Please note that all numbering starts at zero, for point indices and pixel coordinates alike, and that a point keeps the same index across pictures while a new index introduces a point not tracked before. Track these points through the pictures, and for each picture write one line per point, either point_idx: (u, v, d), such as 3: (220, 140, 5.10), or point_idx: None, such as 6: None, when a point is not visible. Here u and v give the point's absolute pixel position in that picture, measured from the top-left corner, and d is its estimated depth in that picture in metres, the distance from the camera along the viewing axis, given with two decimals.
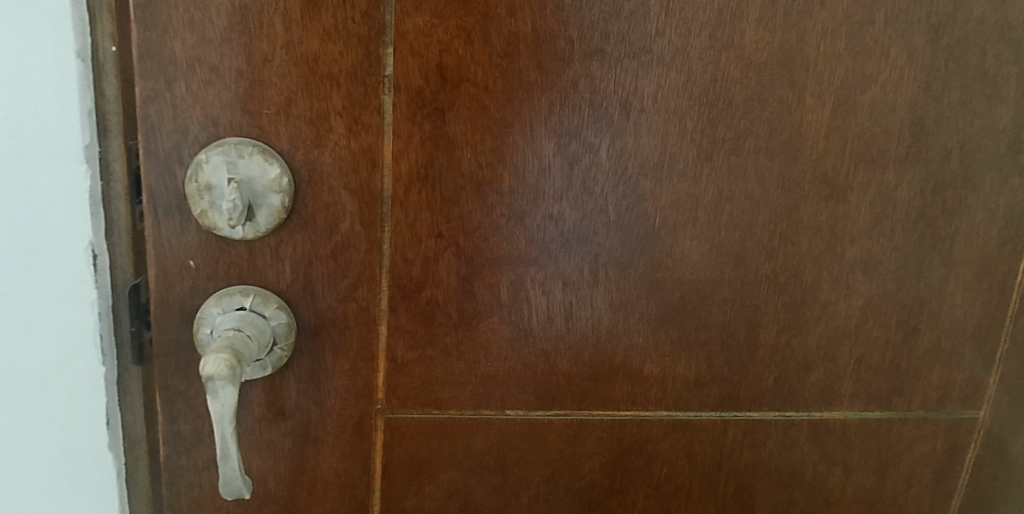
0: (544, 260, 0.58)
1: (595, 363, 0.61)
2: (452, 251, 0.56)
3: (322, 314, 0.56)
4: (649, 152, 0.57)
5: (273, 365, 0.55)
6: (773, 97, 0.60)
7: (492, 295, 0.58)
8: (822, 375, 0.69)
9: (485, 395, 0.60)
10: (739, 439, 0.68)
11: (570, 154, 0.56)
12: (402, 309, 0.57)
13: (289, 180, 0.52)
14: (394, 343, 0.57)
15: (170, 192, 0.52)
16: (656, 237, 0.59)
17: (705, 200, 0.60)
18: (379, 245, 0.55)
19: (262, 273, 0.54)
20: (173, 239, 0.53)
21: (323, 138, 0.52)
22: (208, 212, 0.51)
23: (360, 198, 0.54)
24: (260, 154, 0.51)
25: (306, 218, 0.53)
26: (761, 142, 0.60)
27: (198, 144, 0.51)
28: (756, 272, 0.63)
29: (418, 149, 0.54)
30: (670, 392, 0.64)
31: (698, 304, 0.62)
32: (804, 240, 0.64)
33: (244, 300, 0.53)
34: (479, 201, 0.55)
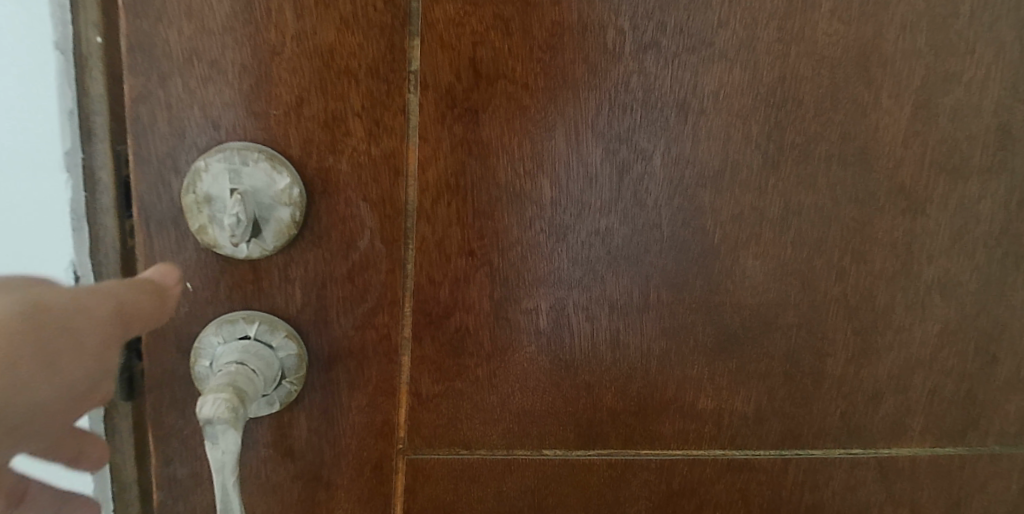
0: (588, 282, 0.51)
1: (643, 396, 0.54)
2: (486, 271, 0.49)
3: (338, 343, 0.49)
4: (708, 159, 0.50)
5: (281, 401, 0.48)
6: (846, 97, 0.53)
7: (530, 321, 0.51)
8: (893, 409, 0.62)
9: (520, 433, 0.53)
10: (801, 480, 0.61)
11: (620, 161, 0.49)
12: (427, 337, 0.50)
13: (301, 191, 0.45)
14: (418, 375, 0.51)
15: (165, 205, 0.45)
16: (714, 256, 0.52)
17: (770, 214, 0.53)
18: (402, 265, 0.48)
19: (269, 297, 0.47)
20: (167, 259, 0.46)
21: (339, 143, 0.45)
22: (209, 228, 0.44)
23: (382, 211, 0.47)
24: (267, 161, 0.44)
25: (320, 234, 0.47)
26: (833, 148, 0.53)
27: (195, 149, 0.44)
28: (824, 294, 0.56)
29: (447, 155, 0.47)
30: (727, 428, 0.57)
31: (760, 331, 0.55)
32: (876, 259, 0.57)
33: (248, 328, 0.47)
34: (517, 215, 0.49)
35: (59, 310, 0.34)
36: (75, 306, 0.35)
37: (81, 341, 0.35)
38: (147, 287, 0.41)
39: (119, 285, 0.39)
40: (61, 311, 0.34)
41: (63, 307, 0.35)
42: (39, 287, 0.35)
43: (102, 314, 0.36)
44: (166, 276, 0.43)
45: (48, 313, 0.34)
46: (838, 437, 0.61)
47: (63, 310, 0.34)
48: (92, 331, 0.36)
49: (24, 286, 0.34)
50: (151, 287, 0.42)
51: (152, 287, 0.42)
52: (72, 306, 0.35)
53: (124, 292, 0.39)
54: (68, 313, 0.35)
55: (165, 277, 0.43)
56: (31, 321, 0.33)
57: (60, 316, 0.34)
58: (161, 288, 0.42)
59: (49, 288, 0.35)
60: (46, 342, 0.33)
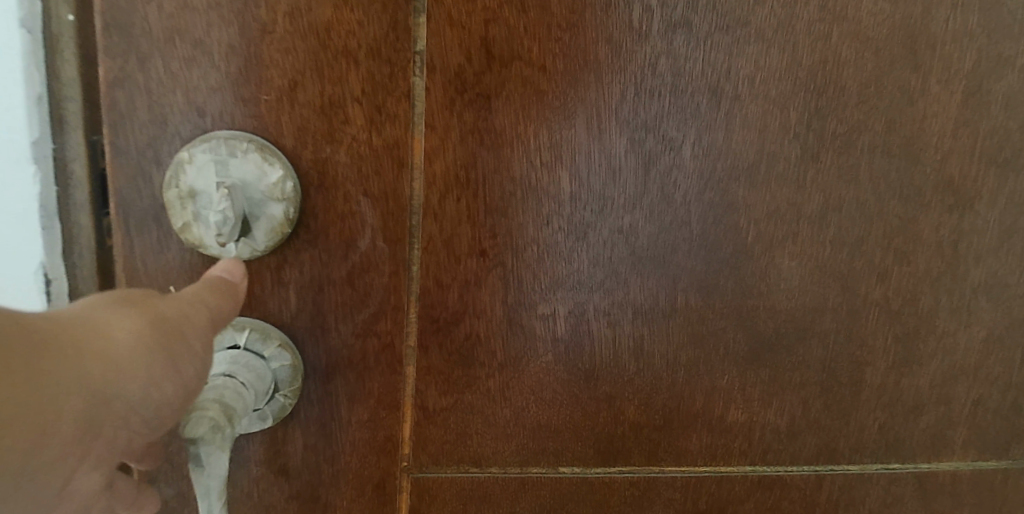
0: (611, 285, 0.46)
1: (668, 409, 0.50)
2: (498, 273, 0.45)
3: (336, 352, 0.45)
4: (742, 150, 0.46)
5: (275, 416, 0.44)
6: (891, 82, 0.48)
7: (547, 328, 0.46)
8: (938, 424, 0.57)
9: (535, 449, 0.49)
10: (835, 498, 0.56)
11: (646, 151, 0.44)
12: (435, 346, 0.45)
13: (294, 185, 0.41)
14: (425, 387, 0.46)
15: (144, 201, 0.41)
16: (747, 256, 0.48)
17: (809, 210, 0.48)
18: (407, 266, 0.44)
19: (261, 301, 0.43)
20: (148, 261, 0.42)
21: (337, 132, 0.41)
22: (193, 226, 0.40)
23: (384, 208, 0.43)
24: (257, 152, 0.40)
25: (317, 233, 0.42)
26: (878, 139, 0.49)
27: (178, 138, 0.40)
28: (865, 298, 0.52)
29: (457, 145, 0.42)
30: (758, 443, 0.53)
31: (795, 338, 0.51)
32: (920, 259, 0.52)
33: (237, 337, 0.42)
34: (533, 211, 0.44)
35: (167, 314, 0.31)
36: (180, 310, 0.32)
37: (197, 340, 0.32)
38: (222, 285, 0.36)
39: (200, 288, 0.35)
40: (169, 316, 0.31)
41: (169, 313, 0.31)
42: (142, 296, 0.31)
43: (203, 316, 0.33)
44: (232, 271, 0.38)
45: (159, 319, 0.30)
46: (877, 453, 0.56)
47: (170, 313, 0.31)
48: (201, 331, 0.32)
49: (124, 296, 0.30)
50: (224, 285, 0.36)
51: (225, 285, 0.36)
52: (177, 311, 0.32)
53: (209, 296, 0.35)
54: (177, 317, 0.31)
55: (233, 272, 0.38)
56: (148, 326, 0.30)
57: (170, 322, 0.31)
58: (230, 283, 0.37)
59: (150, 297, 0.31)
60: (170, 346, 0.30)
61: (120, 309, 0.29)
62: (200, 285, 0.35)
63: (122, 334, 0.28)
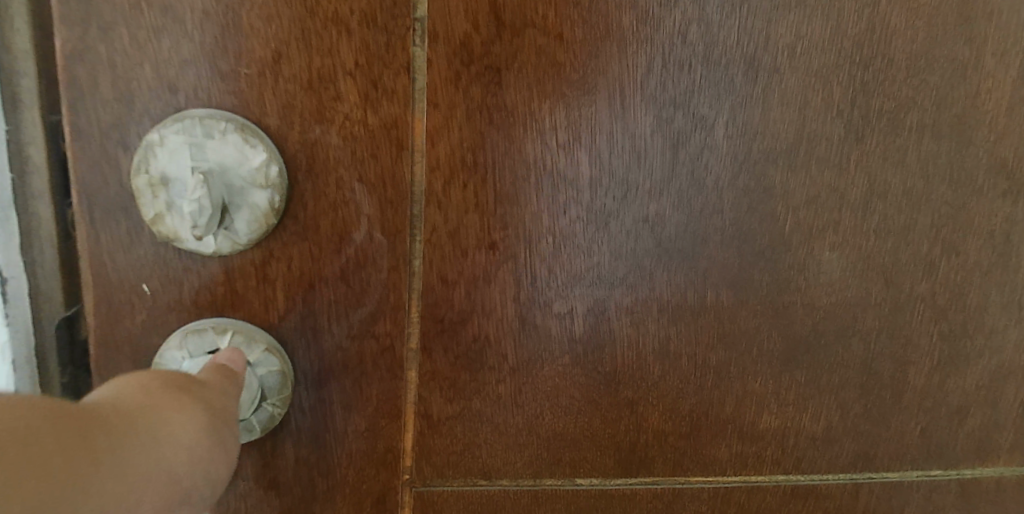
0: (634, 280, 0.42)
1: (695, 416, 0.46)
2: (510, 268, 0.40)
3: (330, 357, 0.40)
4: (780, 130, 0.41)
5: (262, 427, 0.39)
6: (944, 55, 0.43)
7: (563, 329, 0.42)
8: (984, 430, 0.52)
9: (551, 460, 0.45)
10: (872, 508, 0.52)
11: (674, 131, 0.40)
12: (439, 349, 0.41)
13: (280, 170, 0.36)
14: (428, 394, 0.42)
15: (111, 190, 0.36)
16: (784, 247, 0.43)
17: (851, 197, 0.44)
18: (407, 261, 0.39)
19: (245, 301, 0.38)
20: (118, 258, 0.37)
21: (328, 110, 0.36)
22: (166, 217, 0.35)
23: (382, 195, 0.38)
24: (238, 133, 0.35)
25: (306, 224, 0.38)
26: (926, 117, 0.43)
27: (147, 117, 0.35)
28: (910, 292, 0.47)
29: (463, 125, 0.38)
30: (791, 450, 0.48)
31: (834, 335, 0.46)
32: (971, 250, 0.47)
33: (218, 340, 0.38)
34: (548, 199, 0.40)
35: (196, 398, 0.30)
36: (206, 393, 0.31)
37: (225, 426, 0.31)
38: (231, 374, 0.35)
39: (214, 369, 0.34)
40: (200, 401, 0.30)
41: (199, 397, 0.30)
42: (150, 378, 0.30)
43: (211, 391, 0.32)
44: (235, 360, 0.36)
45: (194, 404, 0.29)
46: (919, 460, 0.51)
47: (199, 398, 0.30)
48: (226, 415, 0.31)
49: (155, 377, 0.30)
50: (231, 374, 0.35)
51: (234, 375, 0.35)
52: (204, 395, 0.31)
53: (228, 378, 0.34)
54: (207, 402, 0.31)
55: (238, 361, 0.36)
56: (182, 410, 0.28)
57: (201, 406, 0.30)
58: (237, 375, 0.36)
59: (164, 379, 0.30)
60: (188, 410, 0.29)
61: (148, 395, 0.28)
62: (212, 367, 0.35)
63: (160, 416, 0.27)
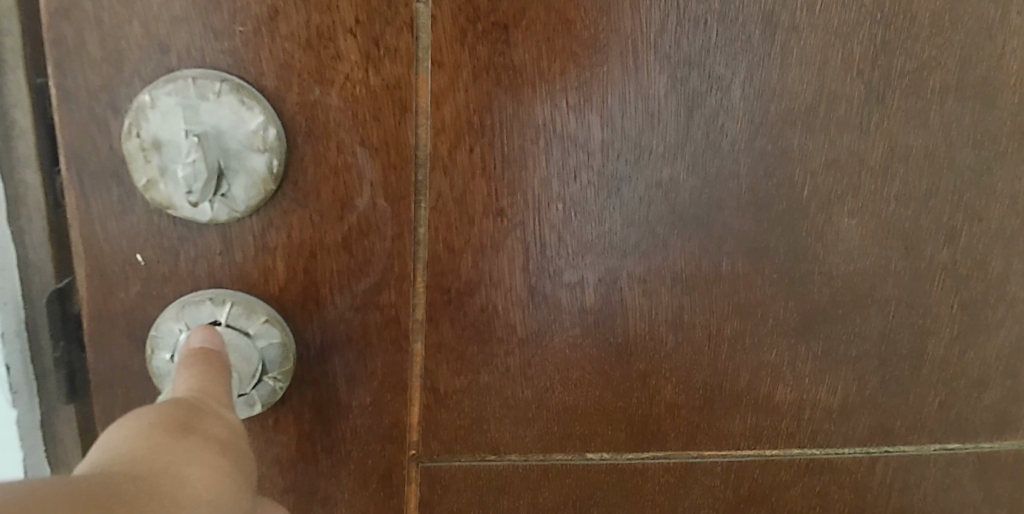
0: (647, 248, 0.40)
1: (709, 388, 0.44)
2: (518, 236, 0.39)
3: (333, 329, 0.39)
4: (799, 91, 0.40)
5: (263, 402, 0.38)
6: (971, 12, 0.40)
7: (573, 299, 0.41)
8: (1002, 401, 0.51)
9: (561, 435, 0.44)
10: (888, 482, 0.51)
11: (689, 91, 0.38)
12: (446, 321, 0.40)
13: (278, 134, 0.35)
14: (435, 367, 0.41)
15: (102, 156, 0.34)
16: (802, 212, 0.42)
17: (872, 162, 0.42)
18: (412, 229, 0.38)
19: (244, 272, 0.37)
20: (111, 227, 0.35)
21: (327, 69, 0.35)
22: (160, 183, 0.34)
23: (386, 160, 0.36)
24: (233, 94, 0.33)
25: (307, 191, 0.36)
26: (950, 77, 0.42)
27: (137, 78, 0.33)
28: (930, 261, 0.45)
29: (469, 85, 0.36)
30: (807, 424, 0.47)
31: (852, 306, 0.45)
32: (994, 217, 0.45)
33: (218, 312, 0.36)
34: (557, 164, 0.38)
35: (201, 440, 0.26)
36: (207, 428, 0.27)
37: (237, 458, 0.27)
38: (211, 357, 0.33)
39: (193, 378, 0.31)
40: (204, 439, 0.26)
41: (201, 435, 0.26)
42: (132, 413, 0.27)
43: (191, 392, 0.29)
44: (209, 338, 0.34)
45: (179, 410, 0.27)
46: (937, 432, 0.50)
47: (203, 437, 0.26)
48: (238, 445, 0.28)
49: (161, 428, 0.25)
50: (214, 360, 0.33)
51: (210, 354, 0.33)
52: (205, 430, 0.27)
53: (213, 388, 0.31)
54: (210, 437, 0.27)
55: (212, 339, 0.34)
56: (195, 458, 0.24)
57: (216, 450, 0.26)
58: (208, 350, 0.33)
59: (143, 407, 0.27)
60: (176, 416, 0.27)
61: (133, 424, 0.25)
62: (188, 371, 0.31)
63: (194, 483, 0.23)
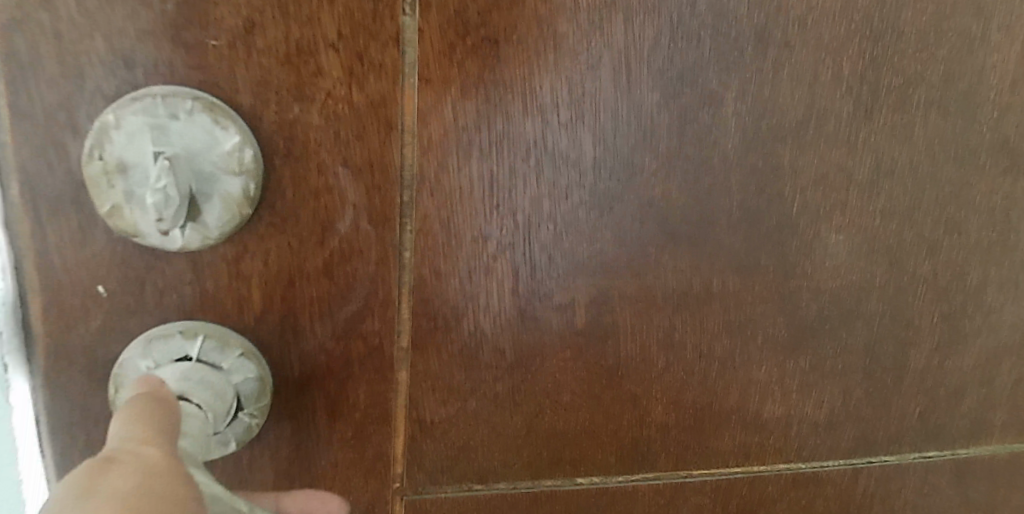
0: (639, 268, 0.39)
1: (700, 407, 0.44)
2: (508, 258, 0.37)
3: (312, 360, 0.36)
4: (789, 107, 0.39)
5: (238, 440, 0.35)
6: (953, 28, 0.41)
7: (565, 321, 0.39)
8: (979, 409, 0.51)
9: (551, 461, 0.42)
10: (871, 491, 0.51)
11: (682, 107, 0.37)
12: (432, 346, 0.38)
13: (255, 155, 0.33)
14: (421, 396, 0.39)
15: (58, 181, 0.31)
16: (792, 228, 0.41)
17: (859, 177, 0.42)
18: (397, 253, 0.36)
19: (216, 302, 0.34)
20: (69, 257, 0.33)
21: (307, 85, 0.33)
22: (125, 209, 0.31)
23: (370, 181, 0.34)
24: (207, 113, 0.31)
25: (285, 215, 0.34)
26: (933, 93, 0.42)
27: (97, 96, 0.31)
28: (913, 274, 0.45)
29: (458, 102, 0.34)
30: (794, 438, 0.47)
31: (838, 320, 0.45)
32: (973, 230, 0.46)
33: (188, 347, 0.34)
34: (549, 182, 0.37)
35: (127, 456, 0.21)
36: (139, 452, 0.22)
37: (182, 471, 0.21)
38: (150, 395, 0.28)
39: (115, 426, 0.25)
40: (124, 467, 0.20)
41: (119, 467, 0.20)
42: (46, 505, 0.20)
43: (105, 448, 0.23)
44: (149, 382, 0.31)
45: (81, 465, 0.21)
46: (918, 442, 0.51)
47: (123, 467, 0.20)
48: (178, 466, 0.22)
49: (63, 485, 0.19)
50: (161, 398, 0.28)
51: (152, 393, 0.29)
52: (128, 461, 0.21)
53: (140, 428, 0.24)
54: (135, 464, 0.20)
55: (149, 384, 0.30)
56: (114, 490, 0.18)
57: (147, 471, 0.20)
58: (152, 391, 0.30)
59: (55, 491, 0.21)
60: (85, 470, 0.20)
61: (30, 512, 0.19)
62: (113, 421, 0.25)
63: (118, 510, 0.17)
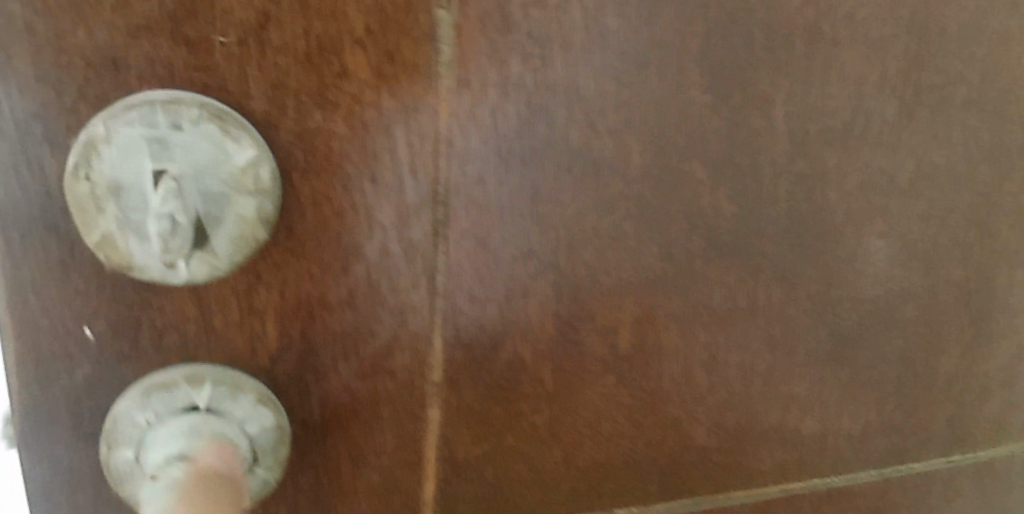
0: (684, 283, 0.36)
1: (741, 428, 0.41)
2: (550, 279, 0.34)
3: (334, 401, 0.32)
4: (836, 109, 0.37)
5: (255, 498, 0.31)
6: (993, 25, 0.39)
7: (607, 344, 0.36)
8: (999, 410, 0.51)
9: (590, 494, 0.39)
10: (899, 502, 0.50)
11: (731, 110, 0.35)
12: (467, 380, 0.34)
13: (270, 171, 0.28)
14: (454, 434, 0.35)
15: (34, 205, 0.26)
16: (835, 236, 0.39)
17: (900, 180, 0.40)
18: (430, 278, 0.32)
19: (224, 341, 0.30)
20: (49, 294, 0.27)
21: (331, 90, 0.28)
22: (118, 238, 0.27)
23: (401, 198, 0.30)
24: (214, 123, 0.27)
25: (304, 238, 0.30)
26: (972, 93, 0.40)
27: (83, 103, 0.26)
28: (948, 280, 0.44)
29: (499, 108, 0.31)
30: (829, 453, 0.45)
31: (877, 330, 0.43)
32: (1004, 232, 0.45)
33: (195, 396, 0.29)
34: (594, 195, 0.33)
35: None
36: None
37: None
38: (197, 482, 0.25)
39: None
40: None
41: None
42: None
43: None
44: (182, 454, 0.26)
45: None
46: (946, 449, 0.49)
47: None
48: None
49: None
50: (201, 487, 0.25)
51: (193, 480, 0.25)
52: None
53: None
54: None
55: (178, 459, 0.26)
56: None
57: None
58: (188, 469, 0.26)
59: None
60: None
61: None
62: None
63: None
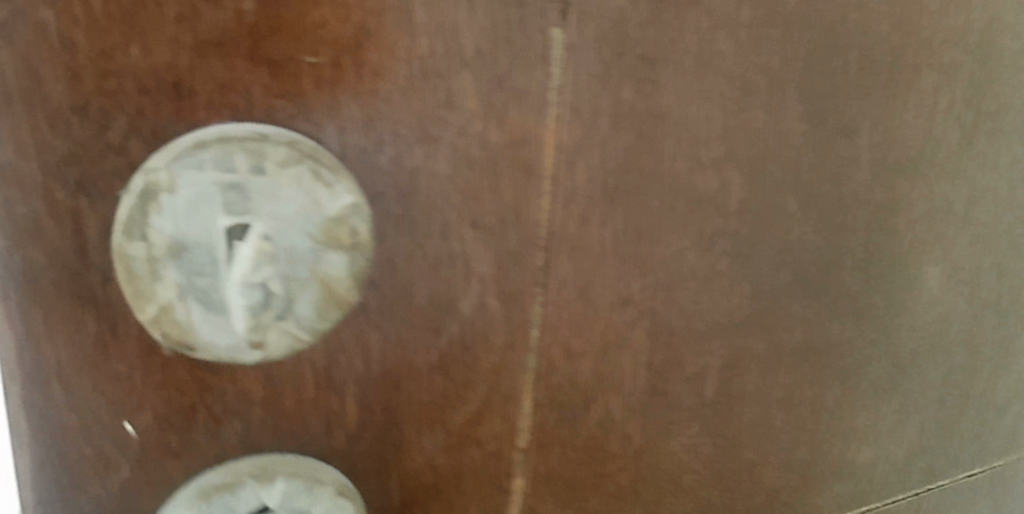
0: (768, 321, 0.34)
1: (805, 465, 0.39)
2: (645, 326, 0.30)
3: (417, 481, 0.27)
4: (910, 137, 0.36)
5: None
6: None
7: (695, 392, 0.33)
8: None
9: None
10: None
11: (822, 139, 0.32)
12: (556, 442, 0.30)
13: (366, 222, 0.23)
14: (538, 502, 0.31)
15: (65, 272, 0.20)
16: (899, 265, 0.38)
17: (959, 207, 0.39)
18: (525, 333, 0.28)
19: (297, 426, 0.24)
20: (80, 385, 0.21)
21: (434, 122, 0.24)
22: (179, 311, 0.21)
23: (502, 244, 0.26)
24: (304, 164, 0.21)
25: (395, 298, 0.25)
26: None
27: (133, 140, 0.20)
28: (997, 306, 0.43)
29: (608, 140, 0.27)
30: (880, 484, 0.44)
31: (928, 357, 0.42)
32: None
33: (264, 495, 0.23)
34: (694, 233, 0.30)
35: None
36: None
37: None
38: None
39: None
40: None
41: None
42: None
43: None
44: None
45: None
46: (991, 472, 0.49)
47: None
48: None
49: None
50: None
51: None
52: None
53: None
54: None
55: None
56: None
57: None
58: None
59: None
60: None
61: None
62: None
63: None
